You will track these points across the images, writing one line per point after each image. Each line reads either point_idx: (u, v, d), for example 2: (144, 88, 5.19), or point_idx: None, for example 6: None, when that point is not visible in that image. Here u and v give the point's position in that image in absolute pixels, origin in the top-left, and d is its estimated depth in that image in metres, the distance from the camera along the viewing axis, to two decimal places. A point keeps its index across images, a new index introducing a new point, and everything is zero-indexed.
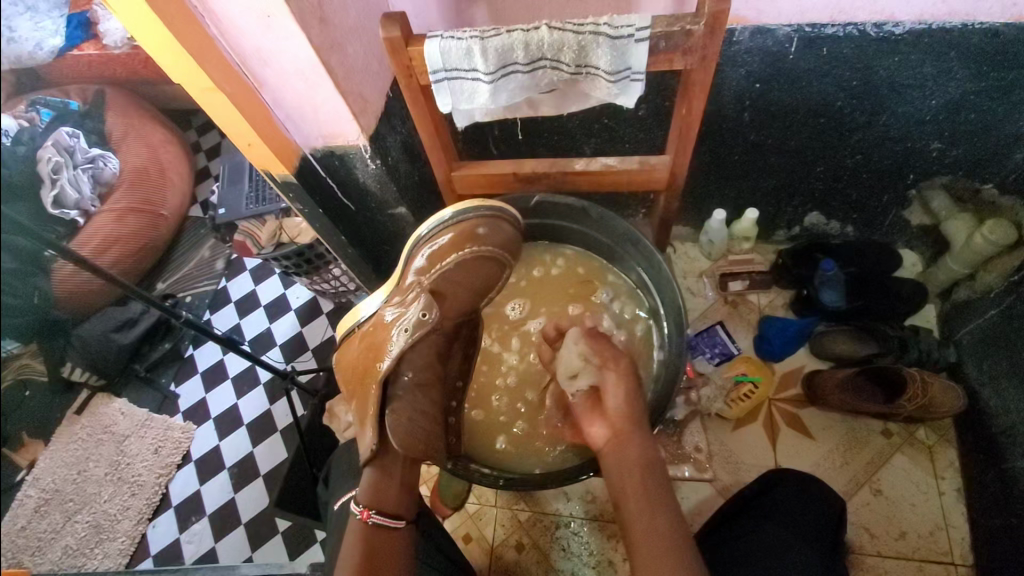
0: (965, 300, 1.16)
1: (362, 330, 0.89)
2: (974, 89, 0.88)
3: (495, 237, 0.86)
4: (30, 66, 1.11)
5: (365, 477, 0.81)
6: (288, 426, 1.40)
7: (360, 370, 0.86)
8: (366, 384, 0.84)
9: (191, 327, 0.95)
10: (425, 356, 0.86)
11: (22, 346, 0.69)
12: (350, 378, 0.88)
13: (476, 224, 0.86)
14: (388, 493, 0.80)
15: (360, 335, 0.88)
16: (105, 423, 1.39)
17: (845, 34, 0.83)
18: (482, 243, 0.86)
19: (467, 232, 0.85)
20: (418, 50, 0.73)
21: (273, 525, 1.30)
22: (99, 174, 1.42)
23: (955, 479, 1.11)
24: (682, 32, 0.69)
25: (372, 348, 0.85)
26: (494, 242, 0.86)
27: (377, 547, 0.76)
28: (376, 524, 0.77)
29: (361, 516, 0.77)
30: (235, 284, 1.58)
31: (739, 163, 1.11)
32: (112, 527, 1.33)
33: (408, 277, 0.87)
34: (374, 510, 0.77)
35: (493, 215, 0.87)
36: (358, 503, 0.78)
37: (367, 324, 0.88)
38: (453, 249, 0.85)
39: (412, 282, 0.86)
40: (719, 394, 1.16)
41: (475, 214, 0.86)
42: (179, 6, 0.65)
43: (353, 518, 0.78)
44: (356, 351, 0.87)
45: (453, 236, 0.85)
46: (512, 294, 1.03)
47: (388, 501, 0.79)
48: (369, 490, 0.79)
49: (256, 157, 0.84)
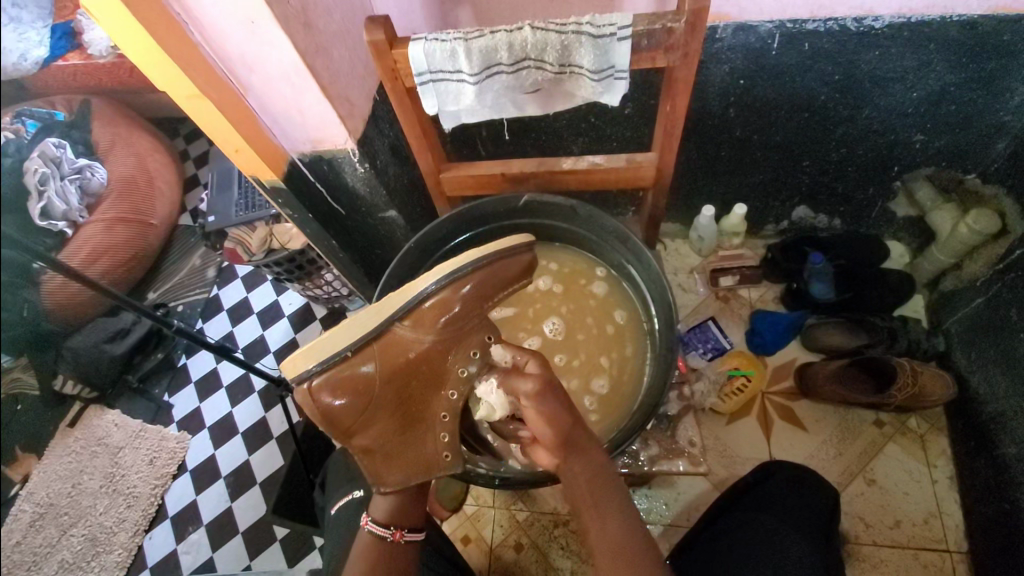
0: (952, 289, 1.17)
1: (369, 357, 0.76)
2: (955, 80, 0.90)
3: (514, 269, 0.81)
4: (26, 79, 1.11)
5: (392, 498, 0.80)
6: (284, 433, 1.40)
7: (387, 397, 0.78)
8: (415, 411, 0.80)
9: (182, 335, 0.94)
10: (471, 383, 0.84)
11: (12, 360, 0.69)
12: (369, 407, 0.78)
13: (457, 286, 0.77)
14: (412, 509, 0.81)
15: (371, 362, 0.77)
16: (99, 435, 1.37)
17: (826, 30, 0.84)
18: (505, 283, 0.81)
19: (452, 293, 0.77)
20: (402, 53, 0.73)
21: (271, 532, 1.30)
22: (88, 185, 1.28)
23: (947, 467, 1.12)
24: (663, 30, 0.70)
25: (408, 376, 0.79)
26: (509, 277, 0.81)
27: (393, 553, 0.77)
28: (409, 540, 0.78)
29: (395, 537, 0.77)
30: (226, 292, 1.60)
31: (727, 159, 1.11)
32: (108, 539, 1.32)
33: (454, 300, 0.77)
34: (405, 528, 0.78)
35: (516, 245, 0.81)
36: (382, 524, 0.78)
37: (377, 340, 0.77)
38: (483, 289, 0.79)
39: (464, 307, 0.78)
40: (712, 389, 1.15)
41: (475, 265, 0.78)
42: (162, 12, 0.65)
43: (379, 539, 0.77)
44: (373, 377, 0.77)
45: (455, 285, 0.77)
46: (550, 311, 1.01)
47: (414, 518, 0.80)
48: (397, 506, 0.79)
49: (244, 162, 0.84)
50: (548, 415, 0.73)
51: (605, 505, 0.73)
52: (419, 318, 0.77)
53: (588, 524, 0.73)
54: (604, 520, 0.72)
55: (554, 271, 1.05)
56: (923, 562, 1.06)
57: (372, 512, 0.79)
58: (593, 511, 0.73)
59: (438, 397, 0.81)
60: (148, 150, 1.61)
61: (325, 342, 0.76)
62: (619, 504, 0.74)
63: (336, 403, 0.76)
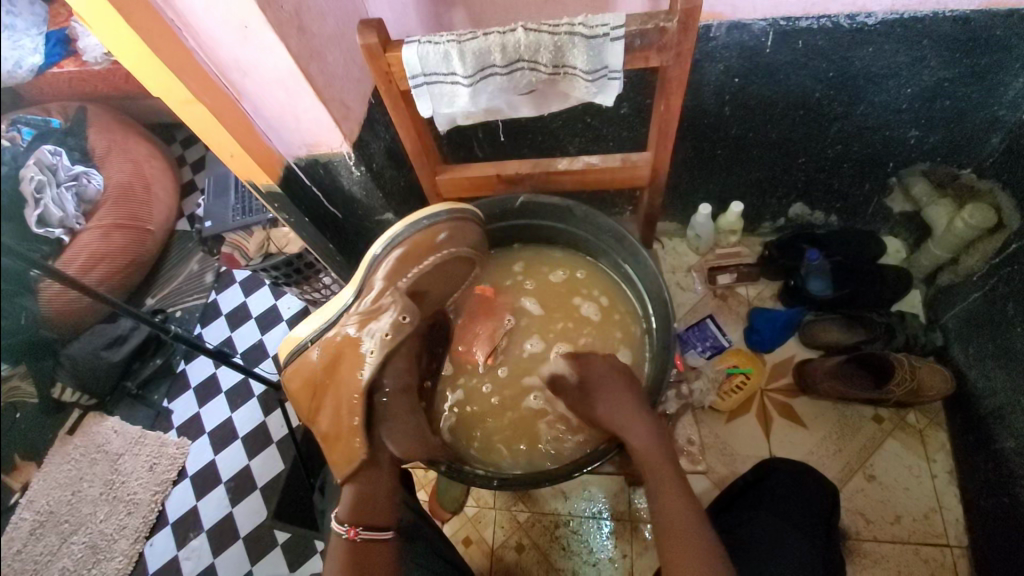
0: (948, 284, 1.17)
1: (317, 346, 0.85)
2: (948, 76, 0.90)
3: (433, 244, 0.86)
4: (21, 87, 1.11)
5: (348, 492, 0.81)
6: (284, 438, 1.45)
7: (324, 381, 0.84)
8: (340, 396, 0.83)
9: (180, 342, 0.95)
10: (405, 361, 0.87)
11: (9, 368, 0.69)
12: (318, 394, 0.85)
13: (434, 231, 0.86)
14: (374, 509, 0.81)
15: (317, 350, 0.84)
16: (98, 442, 1.21)
17: (818, 27, 0.85)
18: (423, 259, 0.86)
19: (430, 237, 0.86)
20: (396, 56, 0.73)
21: (274, 537, 1.34)
22: (84, 192, 1.30)
23: (947, 462, 1.12)
24: (657, 30, 0.70)
25: (336, 359, 0.84)
26: (429, 251, 0.86)
27: (364, 558, 0.77)
28: (365, 540, 0.78)
29: (348, 535, 0.77)
30: (225, 297, 1.64)
31: (723, 157, 1.12)
32: (108, 547, 1.26)
33: (377, 283, 0.84)
34: (361, 527, 0.78)
35: (433, 217, 0.86)
36: (341, 522, 0.78)
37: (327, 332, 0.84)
38: (410, 260, 0.85)
39: (385, 288, 0.84)
40: (710, 387, 1.17)
41: (444, 218, 0.87)
42: (155, 18, 0.65)
43: (338, 538, 0.78)
44: (318, 362, 0.84)
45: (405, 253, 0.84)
46: (558, 337, 1.00)
47: (377, 516, 0.80)
48: (351, 503, 0.80)
49: (238, 166, 0.84)
50: (614, 392, 0.88)
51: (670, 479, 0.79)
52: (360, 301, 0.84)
53: (651, 502, 0.78)
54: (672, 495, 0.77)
55: (602, 304, 1.02)
56: (923, 558, 1.06)
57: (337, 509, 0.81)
58: (656, 489, 0.79)
59: (354, 376, 0.83)
60: (144, 156, 1.62)
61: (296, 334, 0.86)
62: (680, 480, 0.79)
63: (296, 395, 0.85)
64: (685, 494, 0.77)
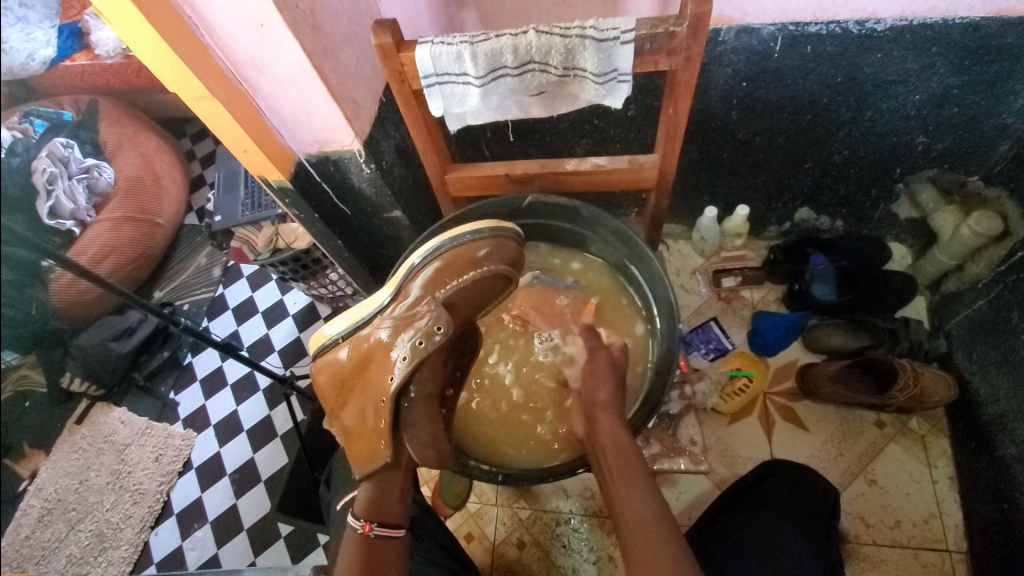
0: (954, 291, 1.18)
1: (352, 344, 0.85)
2: (956, 83, 0.91)
3: (471, 257, 0.84)
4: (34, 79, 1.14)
5: (365, 488, 0.81)
6: (288, 431, 1.41)
7: (359, 382, 0.85)
8: (372, 398, 0.84)
9: (189, 334, 0.95)
10: (432, 371, 0.84)
11: (21, 357, 0.70)
12: (344, 392, 0.86)
13: (475, 246, 0.84)
14: (390, 506, 0.81)
15: (353, 346, 0.85)
16: (105, 432, 1.42)
17: (828, 33, 0.85)
18: (457, 271, 0.83)
19: (467, 252, 0.84)
20: (409, 56, 0.74)
21: (275, 529, 1.31)
22: (94, 185, 1.38)
23: (948, 468, 1.13)
24: (666, 34, 0.71)
25: (371, 364, 0.84)
26: (464, 266, 0.84)
27: (377, 557, 0.76)
28: (379, 535, 0.77)
29: (363, 530, 0.77)
30: (232, 291, 1.59)
31: (729, 161, 1.12)
32: (115, 535, 1.34)
33: (411, 292, 0.83)
34: (376, 523, 0.77)
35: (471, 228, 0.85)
36: (357, 518, 0.78)
37: (364, 329, 0.85)
38: (448, 274, 0.83)
39: (418, 298, 0.83)
40: (713, 389, 1.18)
41: (488, 233, 0.85)
42: (173, 15, 0.66)
43: (354, 533, 0.78)
44: (352, 360, 0.85)
45: (439, 267, 0.83)
46: None
47: (392, 514, 0.80)
48: (369, 502, 0.79)
49: (251, 162, 0.85)
50: (596, 378, 0.87)
51: (637, 476, 0.77)
52: (398, 303, 0.84)
53: (614, 499, 0.77)
54: (635, 489, 0.76)
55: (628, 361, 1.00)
56: (923, 562, 1.07)
57: (353, 506, 0.81)
58: (616, 485, 0.78)
59: (384, 382, 0.82)
60: (155, 149, 1.57)
61: (330, 330, 0.88)
62: (642, 477, 0.77)
63: (330, 384, 0.87)
64: (651, 493, 0.75)
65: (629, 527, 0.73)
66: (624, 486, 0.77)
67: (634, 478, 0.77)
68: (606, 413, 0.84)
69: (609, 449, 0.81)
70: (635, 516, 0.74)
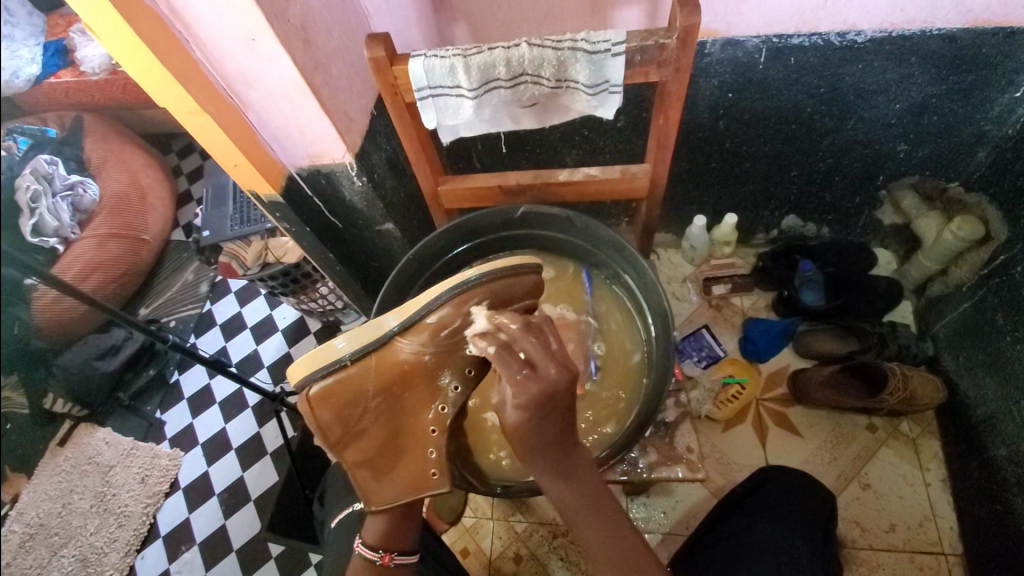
0: (938, 295, 1.20)
1: (368, 366, 0.75)
2: (936, 92, 0.93)
3: (518, 292, 0.78)
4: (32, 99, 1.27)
5: (378, 517, 0.81)
6: (278, 449, 1.39)
7: (383, 408, 0.79)
8: (413, 426, 0.81)
9: (176, 350, 0.94)
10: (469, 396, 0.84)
11: (7, 378, 0.68)
12: (358, 416, 0.78)
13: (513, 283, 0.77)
14: (401, 533, 0.82)
15: (368, 368, 0.75)
16: (89, 453, 1.34)
17: (811, 44, 0.87)
18: (497, 304, 0.77)
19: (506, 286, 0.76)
20: (403, 69, 0.75)
21: (266, 549, 1.29)
22: (79, 202, 1.35)
23: (940, 470, 1.14)
24: (656, 46, 0.72)
25: (402, 391, 0.78)
26: (510, 302, 0.78)
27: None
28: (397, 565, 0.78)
29: (383, 561, 0.78)
30: (220, 307, 1.58)
31: (717, 170, 1.14)
32: (99, 560, 1.28)
33: (443, 325, 0.75)
34: (394, 553, 0.79)
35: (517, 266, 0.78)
36: (374, 549, 0.78)
37: (374, 352, 0.75)
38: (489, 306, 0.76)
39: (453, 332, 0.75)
40: (708, 396, 1.16)
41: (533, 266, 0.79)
42: (164, 31, 0.66)
43: (369, 564, 0.77)
44: (373, 386, 0.76)
45: (460, 301, 0.75)
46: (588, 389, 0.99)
47: (403, 541, 0.81)
48: (386, 533, 0.80)
49: (242, 177, 0.85)
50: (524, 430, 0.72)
51: (602, 510, 0.75)
52: (420, 332, 0.75)
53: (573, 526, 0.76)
54: (592, 523, 0.74)
55: (620, 368, 1.00)
56: (920, 566, 1.07)
57: (363, 536, 0.81)
58: (571, 517, 0.75)
59: (427, 410, 0.80)
60: (140, 165, 1.59)
61: (330, 349, 0.75)
62: (603, 504, 0.75)
63: (334, 415, 0.76)
64: (612, 528, 0.74)
65: (594, 553, 0.74)
66: (583, 515, 0.75)
67: (592, 515, 0.74)
68: (543, 450, 0.75)
69: (551, 483, 0.75)
70: (598, 545, 0.74)
